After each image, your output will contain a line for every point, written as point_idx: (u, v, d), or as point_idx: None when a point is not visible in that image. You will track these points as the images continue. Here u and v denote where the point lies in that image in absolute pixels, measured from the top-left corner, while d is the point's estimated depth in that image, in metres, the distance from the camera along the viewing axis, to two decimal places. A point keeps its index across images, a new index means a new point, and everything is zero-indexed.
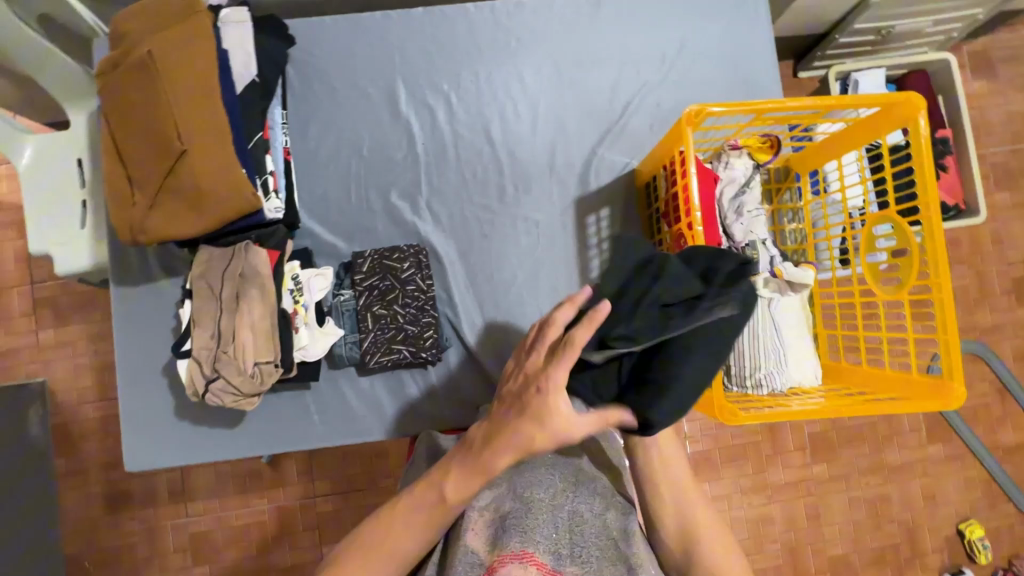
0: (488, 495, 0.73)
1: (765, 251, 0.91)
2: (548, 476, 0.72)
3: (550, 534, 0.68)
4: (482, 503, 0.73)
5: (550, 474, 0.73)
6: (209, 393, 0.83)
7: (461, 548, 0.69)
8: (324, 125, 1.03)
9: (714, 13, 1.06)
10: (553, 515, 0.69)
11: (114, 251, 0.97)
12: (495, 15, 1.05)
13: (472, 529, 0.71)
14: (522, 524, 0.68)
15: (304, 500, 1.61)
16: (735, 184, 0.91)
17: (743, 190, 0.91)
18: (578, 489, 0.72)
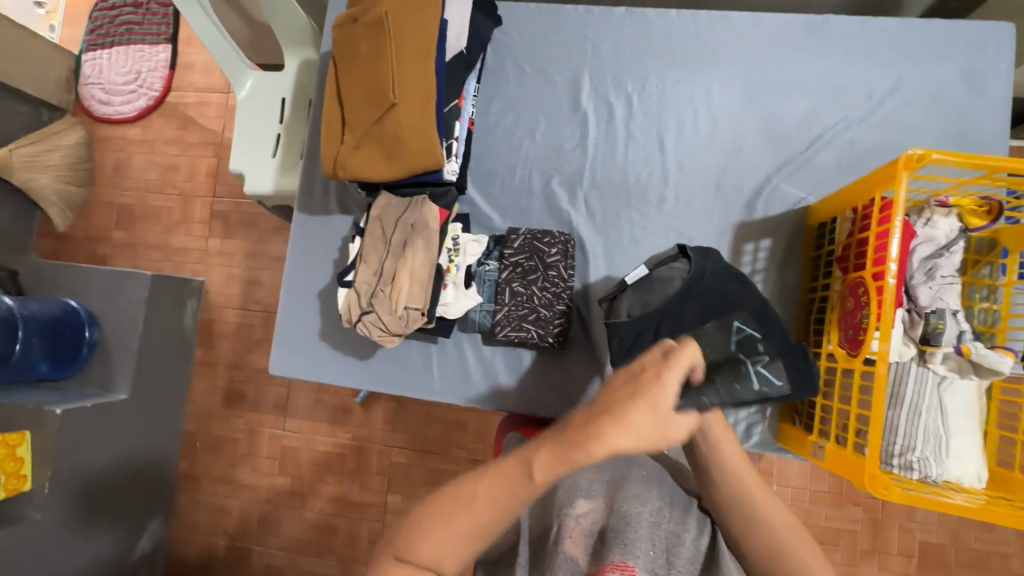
0: (585, 505, 0.73)
1: (955, 324, 0.80)
2: (645, 494, 0.74)
3: (649, 547, 0.68)
4: (579, 511, 0.72)
5: (646, 492, 0.75)
6: (360, 323, 0.91)
7: (559, 554, 0.68)
8: (506, 104, 1.08)
9: (944, 57, 0.97)
10: (652, 531, 0.70)
11: (305, 181, 1.10)
12: (698, 25, 1.03)
13: (569, 537, 0.70)
14: (623, 536, 0.68)
15: (383, 446, 1.72)
16: (933, 246, 0.82)
17: (941, 254, 0.81)
18: (673, 511, 0.74)
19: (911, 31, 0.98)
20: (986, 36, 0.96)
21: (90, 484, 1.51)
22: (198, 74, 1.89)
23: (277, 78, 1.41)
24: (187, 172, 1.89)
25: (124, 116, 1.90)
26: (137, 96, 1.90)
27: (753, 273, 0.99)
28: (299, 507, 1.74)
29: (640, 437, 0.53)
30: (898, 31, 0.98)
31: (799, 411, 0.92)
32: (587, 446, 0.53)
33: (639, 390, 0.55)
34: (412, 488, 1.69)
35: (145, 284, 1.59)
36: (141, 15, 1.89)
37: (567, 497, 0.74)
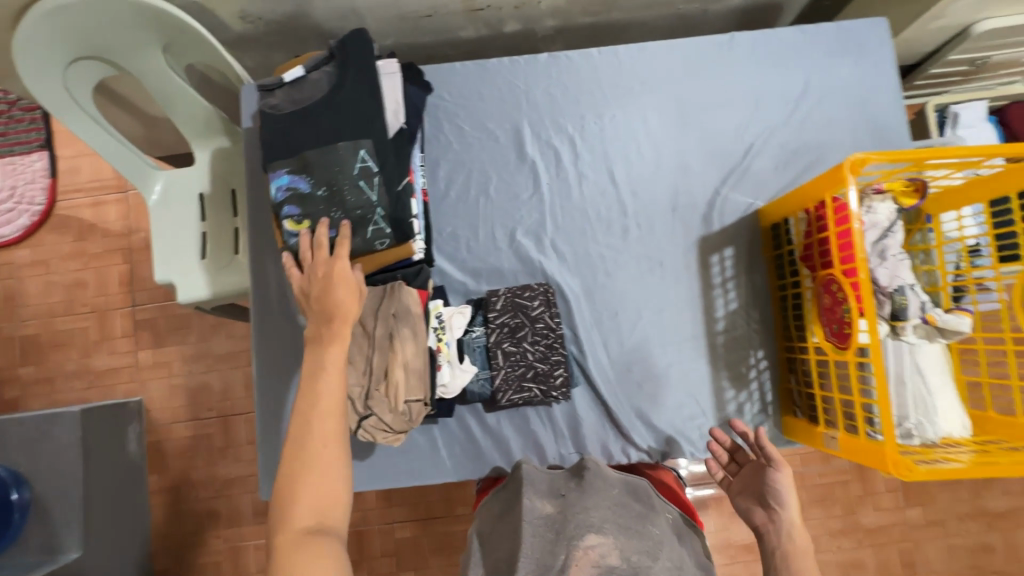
0: (596, 539, 0.71)
1: (915, 297, 0.88)
2: (658, 552, 0.74)
3: None
4: (590, 543, 0.70)
5: (659, 551, 0.74)
6: (361, 429, 0.84)
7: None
8: (453, 166, 1.07)
9: (837, 54, 1.07)
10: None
11: (259, 292, 1.06)
12: (619, 59, 1.07)
13: (576, 564, 0.67)
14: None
15: (383, 525, 1.63)
16: (880, 229, 0.89)
17: (887, 234, 0.89)
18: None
19: (807, 35, 1.07)
20: (867, 31, 1.07)
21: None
22: (86, 176, 1.72)
23: (191, 173, 1.29)
24: (96, 286, 1.70)
25: (7, 239, 1.69)
26: (17, 214, 1.69)
27: (725, 282, 1.03)
28: None
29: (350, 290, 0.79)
30: (796, 38, 1.07)
31: (799, 404, 0.97)
32: (339, 322, 0.77)
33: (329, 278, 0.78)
34: (423, 561, 1.61)
35: (77, 422, 1.40)
36: (3, 124, 1.69)
37: (579, 529, 0.72)
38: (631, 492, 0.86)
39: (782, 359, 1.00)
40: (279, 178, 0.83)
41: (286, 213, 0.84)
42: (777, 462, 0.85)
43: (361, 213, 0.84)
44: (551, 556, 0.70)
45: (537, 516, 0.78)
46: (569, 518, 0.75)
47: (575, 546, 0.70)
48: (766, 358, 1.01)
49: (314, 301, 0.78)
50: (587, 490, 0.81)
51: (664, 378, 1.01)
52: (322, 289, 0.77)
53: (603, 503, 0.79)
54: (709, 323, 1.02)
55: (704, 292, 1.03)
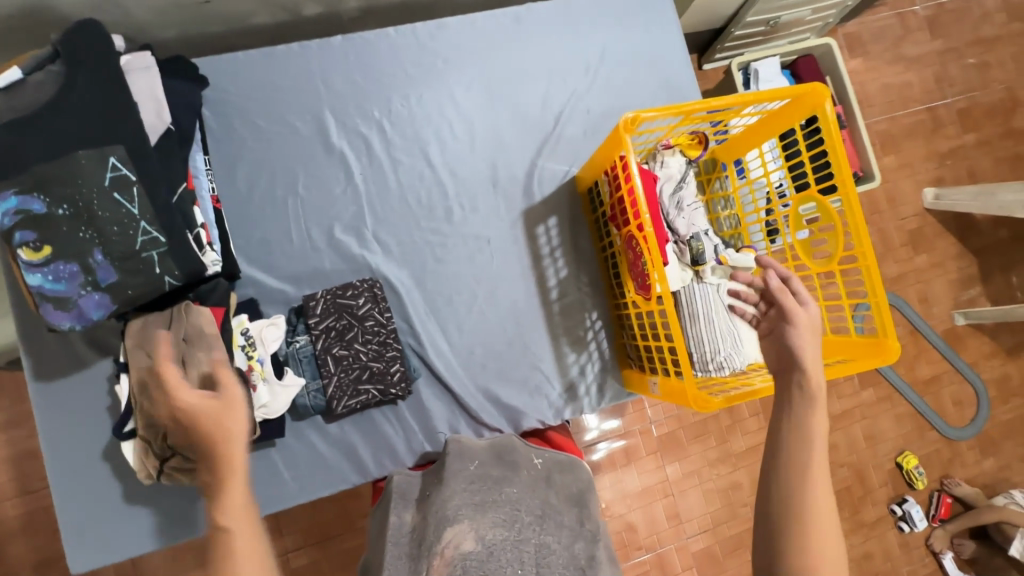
0: (451, 535, 0.70)
1: (708, 241, 0.95)
2: (515, 515, 0.75)
3: (517, 567, 0.69)
4: (446, 542, 0.70)
5: (516, 513, 0.75)
6: (165, 473, 0.78)
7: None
8: (252, 166, 0.97)
9: (629, 19, 1.11)
10: (518, 549, 0.70)
11: (29, 341, 0.86)
12: (418, 38, 1.04)
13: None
14: (486, 563, 0.68)
15: (276, 558, 1.51)
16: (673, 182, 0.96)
17: (680, 186, 0.96)
18: (543, 524, 0.75)
19: (598, 3, 1.11)
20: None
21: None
22: None
23: None
24: None
25: None
26: None
27: (554, 251, 1.05)
28: None
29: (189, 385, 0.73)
30: (589, 5, 1.10)
31: (632, 355, 1.02)
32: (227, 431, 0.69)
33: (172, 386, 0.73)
34: None
35: None
36: None
37: (435, 533, 0.71)
38: (496, 457, 0.86)
39: (614, 316, 1.05)
40: (4, 202, 0.70)
41: (20, 240, 0.71)
42: (797, 319, 0.81)
43: (119, 231, 0.73)
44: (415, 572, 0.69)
45: (404, 528, 0.79)
46: (427, 523, 0.74)
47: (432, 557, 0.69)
48: (601, 317, 1.06)
49: (167, 417, 0.74)
50: (445, 479, 0.80)
51: (506, 353, 1.02)
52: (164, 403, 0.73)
53: (460, 487, 0.78)
54: (544, 293, 1.04)
55: (535, 264, 1.04)
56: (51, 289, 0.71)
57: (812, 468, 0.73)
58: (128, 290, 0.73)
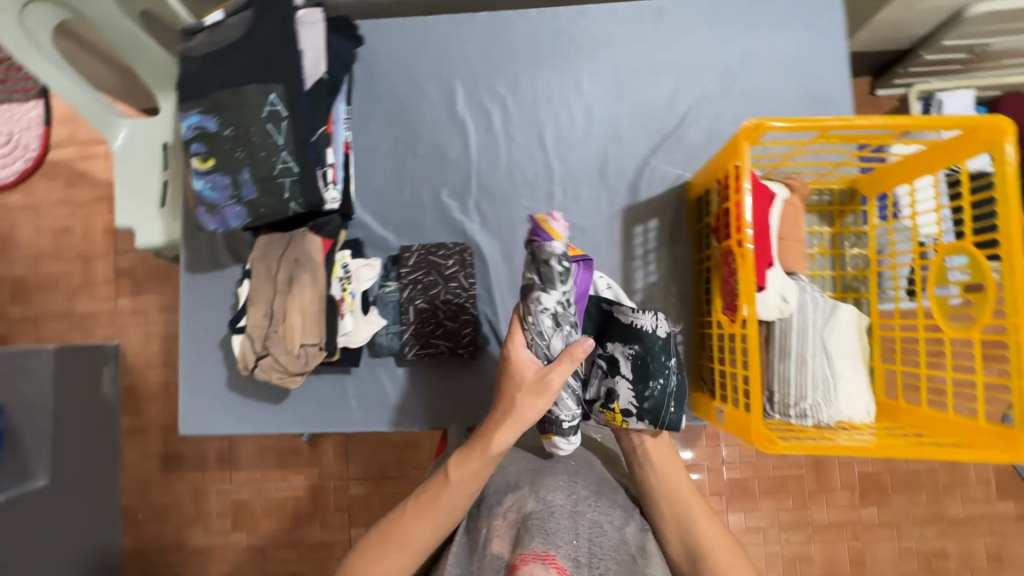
0: (513, 503, 0.75)
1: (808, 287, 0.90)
2: (572, 486, 0.76)
3: (572, 536, 0.68)
4: (507, 509, 0.74)
5: (573, 486, 0.76)
6: (258, 368, 0.88)
7: (486, 553, 0.69)
8: (384, 122, 1.07)
9: (788, 26, 1.03)
10: (574, 520, 0.70)
11: (188, 238, 1.05)
12: (558, 21, 1.05)
13: (497, 535, 0.71)
14: (546, 524, 0.68)
15: (338, 481, 1.68)
16: (618, 332, 0.80)
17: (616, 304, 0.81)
18: (599, 501, 0.76)
19: (756, 4, 1.03)
20: (819, 2, 1.03)
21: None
22: (77, 127, 1.77)
23: (155, 122, 1.34)
24: (82, 233, 1.77)
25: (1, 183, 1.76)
26: (13, 159, 1.76)
27: (647, 254, 1.02)
28: (261, 560, 1.68)
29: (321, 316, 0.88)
30: (744, 5, 1.03)
31: (706, 379, 0.96)
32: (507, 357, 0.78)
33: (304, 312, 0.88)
34: (373, 518, 1.66)
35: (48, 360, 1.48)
36: (3, 72, 1.73)
37: (498, 499, 0.77)
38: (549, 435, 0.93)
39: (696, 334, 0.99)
40: (189, 118, 0.86)
41: (194, 150, 0.86)
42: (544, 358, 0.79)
43: (265, 155, 0.85)
44: (476, 534, 0.74)
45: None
46: (489, 491, 0.80)
47: (494, 517, 0.74)
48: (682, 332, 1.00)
49: (280, 331, 0.88)
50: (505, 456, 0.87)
51: None
52: (291, 323, 0.87)
53: (519, 464, 0.84)
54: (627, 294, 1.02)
55: (624, 262, 1.02)
56: (208, 196, 0.85)
57: (657, 473, 0.79)
58: (262, 208, 0.85)
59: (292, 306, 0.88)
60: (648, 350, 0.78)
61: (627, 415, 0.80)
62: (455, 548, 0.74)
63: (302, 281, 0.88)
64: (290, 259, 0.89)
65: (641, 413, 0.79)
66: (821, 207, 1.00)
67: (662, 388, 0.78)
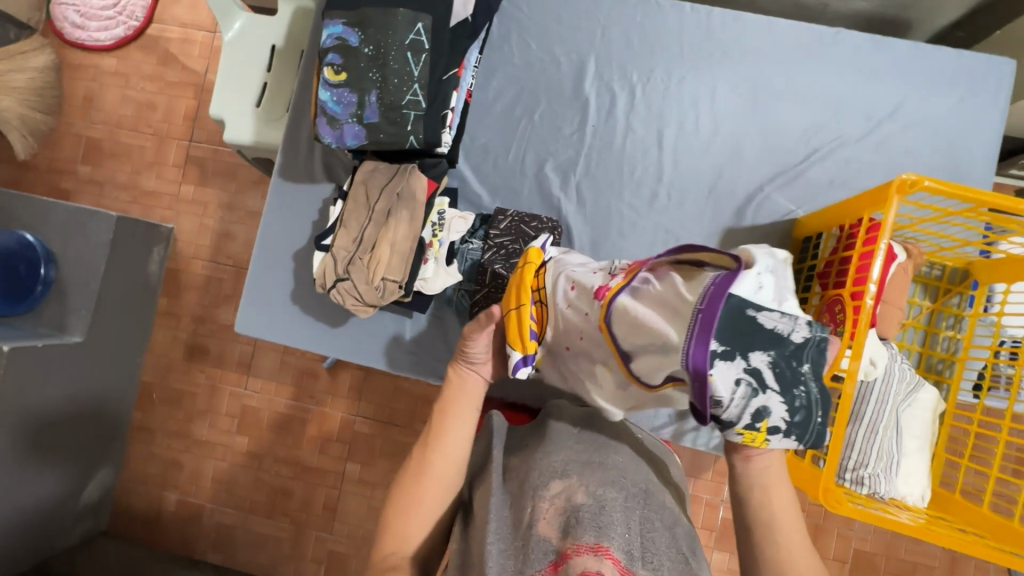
0: (559, 485, 0.67)
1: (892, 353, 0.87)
2: (621, 480, 0.70)
3: (625, 530, 0.62)
4: (553, 491, 0.66)
5: (622, 479, 0.70)
6: (335, 290, 0.88)
7: (534, 536, 0.61)
8: (506, 80, 1.04)
9: (946, 87, 0.97)
10: (627, 515, 0.64)
11: (288, 145, 1.05)
12: (710, 22, 1.01)
13: (542, 518, 0.63)
14: (598, 517, 0.61)
15: (347, 414, 1.70)
16: (753, 334, 0.53)
17: (760, 309, 0.54)
18: (648, 500, 0.70)
19: (918, 58, 0.98)
20: (987, 69, 0.97)
21: (45, 423, 1.46)
22: (184, 8, 1.78)
23: (269, 22, 1.33)
24: (163, 112, 1.79)
25: (98, 44, 1.77)
26: (115, 24, 1.77)
27: None
28: (256, 467, 1.72)
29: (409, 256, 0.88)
30: (906, 54, 0.98)
31: None
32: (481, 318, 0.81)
33: (394, 247, 0.88)
34: (371, 458, 1.68)
35: (110, 225, 1.51)
36: None
37: (541, 479, 0.68)
38: (592, 420, 0.84)
39: None
40: (332, 27, 0.84)
41: (329, 60, 0.85)
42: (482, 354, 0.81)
43: (396, 83, 0.83)
44: (518, 511, 0.66)
45: (500, 466, 0.76)
46: (531, 466, 0.72)
47: (539, 499, 0.66)
48: None
49: (366, 259, 0.88)
50: (547, 434, 0.78)
51: None
52: (379, 256, 0.87)
53: (564, 444, 0.75)
54: None
55: None
56: (331, 108, 0.84)
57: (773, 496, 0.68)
58: (381, 134, 0.84)
59: (382, 239, 0.88)
60: (782, 358, 0.53)
61: (773, 432, 0.56)
62: (497, 523, 0.65)
63: (398, 216, 0.88)
64: (391, 190, 0.88)
65: (790, 430, 0.55)
66: (929, 280, 0.95)
67: (807, 395, 0.54)
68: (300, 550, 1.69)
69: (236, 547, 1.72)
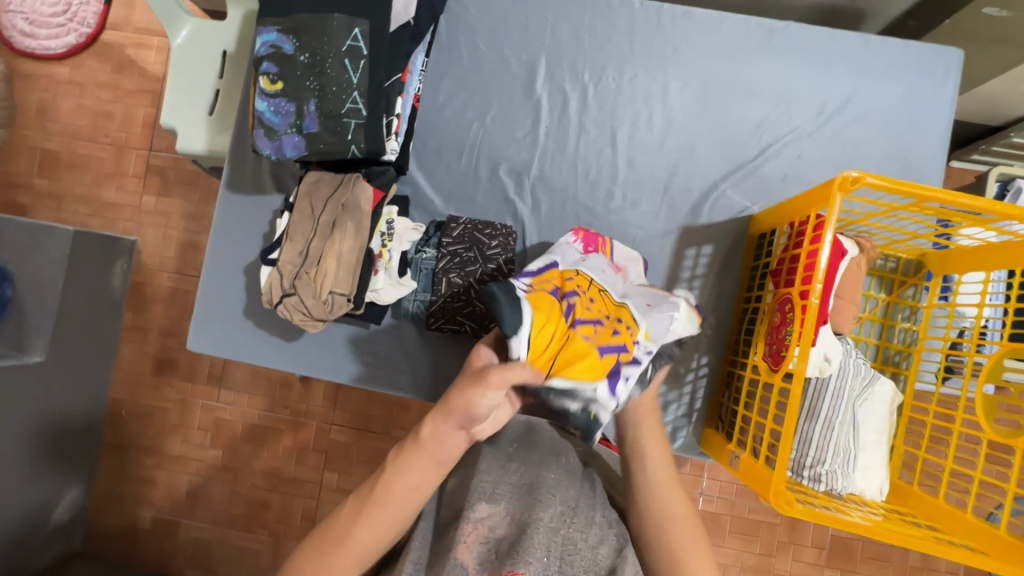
0: (486, 510, 0.68)
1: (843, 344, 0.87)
2: (550, 501, 0.69)
3: (545, 554, 0.64)
4: (479, 515, 0.68)
5: (551, 499, 0.69)
6: (282, 305, 0.86)
7: (452, 560, 0.64)
8: (457, 82, 1.02)
9: (896, 78, 0.97)
10: (550, 537, 0.66)
11: (235, 156, 1.02)
12: (661, 18, 1.00)
13: (465, 540, 0.66)
14: (518, 541, 0.64)
15: (321, 424, 1.68)
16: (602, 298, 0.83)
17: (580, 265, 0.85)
18: (575, 517, 0.70)
19: (869, 49, 0.98)
20: (937, 59, 0.96)
21: None
22: (137, 13, 1.73)
23: (219, 28, 1.29)
24: (120, 121, 1.73)
25: (51, 52, 1.71)
26: (66, 31, 1.71)
27: (693, 279, 0.99)
28: (231, 480, 1.69)
29: (355, 266, 0.86)
30: (856, 47, 0.98)
31: (723, 418, 0.94)
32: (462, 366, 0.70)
33: (340, 259, 0.86)
34: (349, 466, 1.66)
35: (66, 241, 1.46)
36: None
37: (469, 500, 0.69)
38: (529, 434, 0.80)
39: (723, 370, 0.97)
40: (267, 34, 0.82)
41: (264, 69, 0.82)
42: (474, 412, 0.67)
43: (335, 91, 0.81)
44: (445, 534, 0.69)
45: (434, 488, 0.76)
46: (462, 487, 0.73)
47: (466, 520, 0.68)
48: (708, 366, 0.98)
49: (311, 272, 0.86)
50: (481, 450, 0.75)
51: None
52: (325, 269, 0.85)
53: (496, 463, 0.73)
54: None
55: (669, 282, 0.99)
56: (269, 118, 0.82)
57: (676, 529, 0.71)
58: (321, 144, 0.82)
59: (326, 251, 0.86)
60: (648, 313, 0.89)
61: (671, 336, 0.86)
62: (419, 548, 0.68)
63: (344, 227, 0.86)
64: (338, 200, 0.86)
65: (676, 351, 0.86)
66: (884, 273, 0.95)
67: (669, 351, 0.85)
68: (279, 561, 1.67)
69: (214, 562, 1.69)
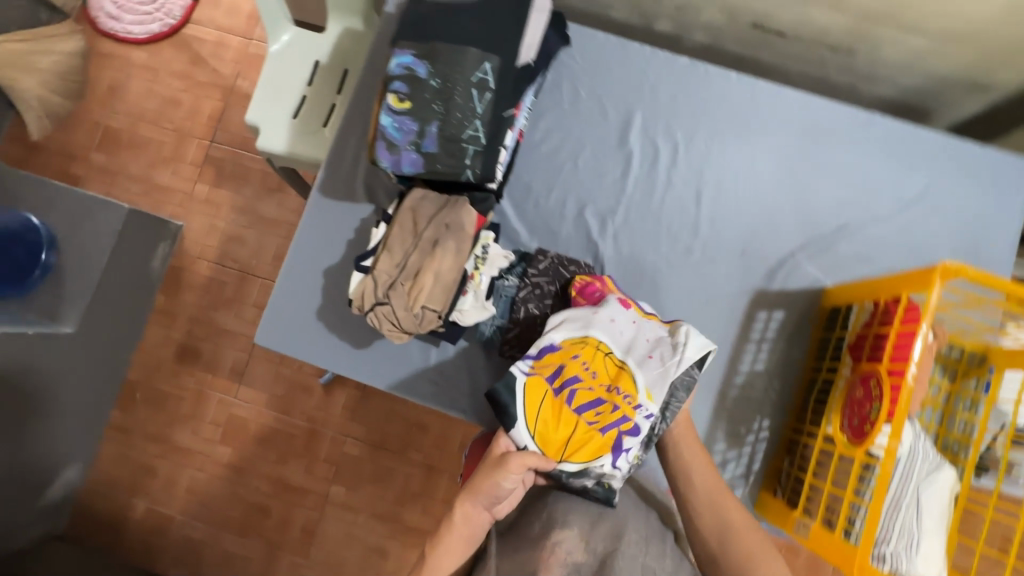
0: (564, 537, 0.75)
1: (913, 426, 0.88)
2: (622, 530, 0.78)
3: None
4: (559, 542, 0.74)
5: (624, 531, 0.78)
6: (372, 313, 0.88)
7: None
8: (554, 124, 1.07)
9: (970, 178, 1.03)
10: (628, 564, 0.73)
11: (331, 163, 1.05)
12: (754, 92, 1.06)
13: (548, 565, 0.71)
14: None
15: (338, 434, 1.65)
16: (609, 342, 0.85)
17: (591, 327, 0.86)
18: (649, 547, 0.77)
19: (947, 148, 1.03)
20: (1009, 166, 1.02)
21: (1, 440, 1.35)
22: (223, 13, 1.80)
23: (316, 40, 1.36)
24: (187, 110, 1.78)
25: (132, 36, 1.78)
26: (151, 20, 1.78)
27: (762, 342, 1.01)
28: (234, 481, 1.65)
29: (449, 284, 0.88)
30: (934, 144, 1.04)
31: (783, 483, 0.94)
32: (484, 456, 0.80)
33: (438, 276, 0.87)
34: (359, 482, 1.63)
35: (120, 217, 1.48)
36: None
37: (546, 529, 0.76)
38: None
39: (785, 437, 0.98)
40: (402, 57, 0.86)
41: (395, 88, 0.86)
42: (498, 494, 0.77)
43: (459, 117, 0.85)
44: (526, 559, 0.73)
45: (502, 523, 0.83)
46: (535, 518, 0.80)
47: (547, 546, 0.74)
48: (769, 429, 0.99)
49: (406, 285, 0.88)
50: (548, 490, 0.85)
51: None
52: (420, 283, 0.87)
53: (567, 499, 0.82)
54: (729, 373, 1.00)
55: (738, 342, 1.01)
56: (391, 133, 0.85)
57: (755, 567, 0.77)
58: (438, 164, 0.85)
59: (424, 266, 0.87)
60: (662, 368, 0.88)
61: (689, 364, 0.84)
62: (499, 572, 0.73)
63: (445, 246, 0.88)
64: (442, 220, 0.89)
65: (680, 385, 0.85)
66: (949, 360, 0.99)
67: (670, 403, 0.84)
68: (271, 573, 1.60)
69: (202, 566, 1.62)
